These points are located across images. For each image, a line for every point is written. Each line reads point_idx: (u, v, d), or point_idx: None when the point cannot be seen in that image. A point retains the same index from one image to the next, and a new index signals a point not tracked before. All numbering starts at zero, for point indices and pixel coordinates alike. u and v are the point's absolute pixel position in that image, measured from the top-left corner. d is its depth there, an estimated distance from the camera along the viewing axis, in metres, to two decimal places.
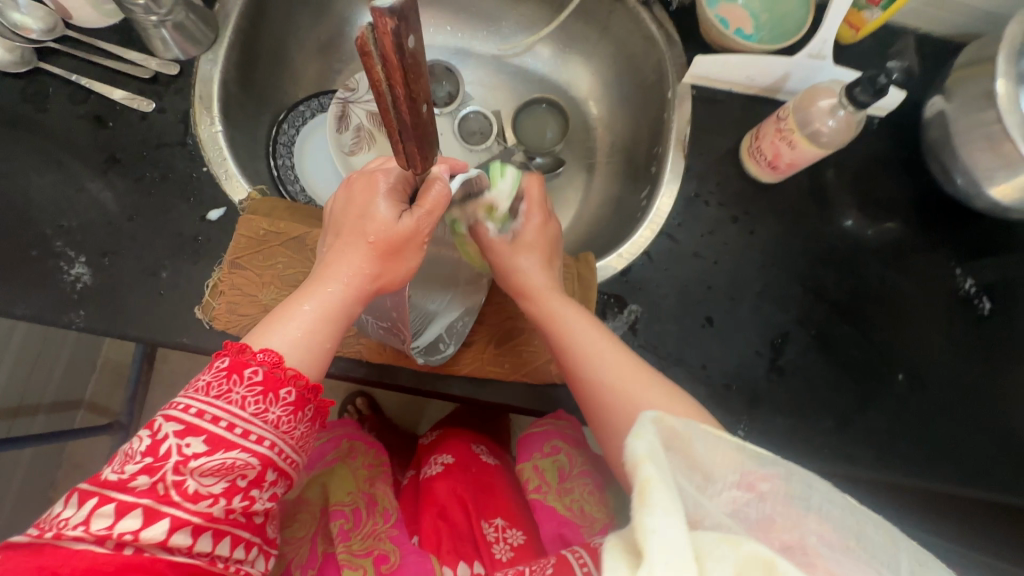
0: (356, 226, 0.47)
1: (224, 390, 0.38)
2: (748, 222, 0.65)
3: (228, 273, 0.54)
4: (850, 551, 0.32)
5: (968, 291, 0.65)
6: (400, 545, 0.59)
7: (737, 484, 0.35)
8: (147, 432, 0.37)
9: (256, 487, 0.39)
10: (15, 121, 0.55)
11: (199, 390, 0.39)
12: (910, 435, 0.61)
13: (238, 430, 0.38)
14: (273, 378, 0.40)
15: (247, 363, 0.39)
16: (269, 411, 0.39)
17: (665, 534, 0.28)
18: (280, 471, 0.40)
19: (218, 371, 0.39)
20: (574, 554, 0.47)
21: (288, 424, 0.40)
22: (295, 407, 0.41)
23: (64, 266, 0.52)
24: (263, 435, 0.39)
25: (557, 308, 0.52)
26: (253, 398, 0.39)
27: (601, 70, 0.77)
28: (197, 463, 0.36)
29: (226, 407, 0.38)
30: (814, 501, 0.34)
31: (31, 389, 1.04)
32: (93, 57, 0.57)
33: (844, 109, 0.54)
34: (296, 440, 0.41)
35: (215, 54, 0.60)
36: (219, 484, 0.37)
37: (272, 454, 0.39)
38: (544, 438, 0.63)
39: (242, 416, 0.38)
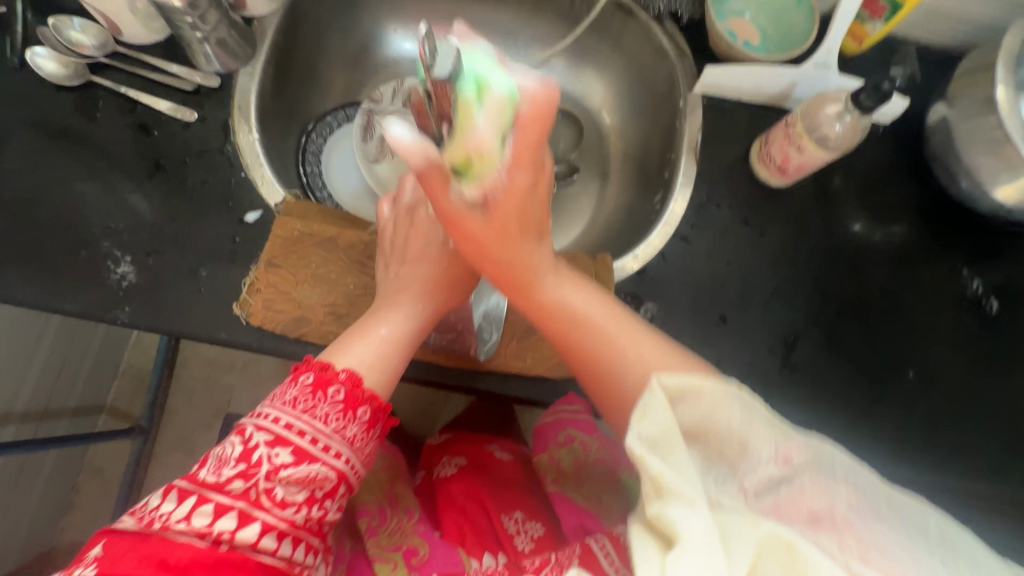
0: (423, 256, 0.57)
1: (311, 405, 0.44)
2: (759, 224, 0.67)
3: (264, 272, 0.56)
4: (880, 510, 0.35)
5: (976, 291, 0.67)
6: (427, 539, 0.61)
7: (773, 461, 0.37)
8: (239, 440, 0.43)
9: (329, 499, 0.44)
10: (67, 131, 0.59)
11: (287, 403, 0.44)
12: (923, 432, 0.62)
13: (321, 444, 0.43)
14: (352, 397, 0.46)
15: (331, 382, 0.45)
16: (348, 428, 0.45)
17: (687, 518, 0.31)
18: (349, 485, 0.45)
19: (305, 389, 0.45)
20: (597, 543, 0.49)
21: (361, 441, 0.46)
22: (369, 425, 0.46)
23: (111, 265, 0.55)
24: (342, 450, 0.44)
25: (556, 292, 0.48)
26: (335, 415, 0.44)
27: (614, 82, 0.80)
28: (284, 473, 0.41)
29: (312, 421, 0.43)
30: (843, 469, 0.37)
31: (57, 393, 1.07)
32: (140, 71, 0.61)
33: (851, 115, 0.57)
34: (365, 457, 0.46)
35: (252, 67, 0.63)
36: (301, 493, 0.42)
37: (346, 469, 0.44)
38: (559, 427, 0.65)
39: (326, 431, 0.44)
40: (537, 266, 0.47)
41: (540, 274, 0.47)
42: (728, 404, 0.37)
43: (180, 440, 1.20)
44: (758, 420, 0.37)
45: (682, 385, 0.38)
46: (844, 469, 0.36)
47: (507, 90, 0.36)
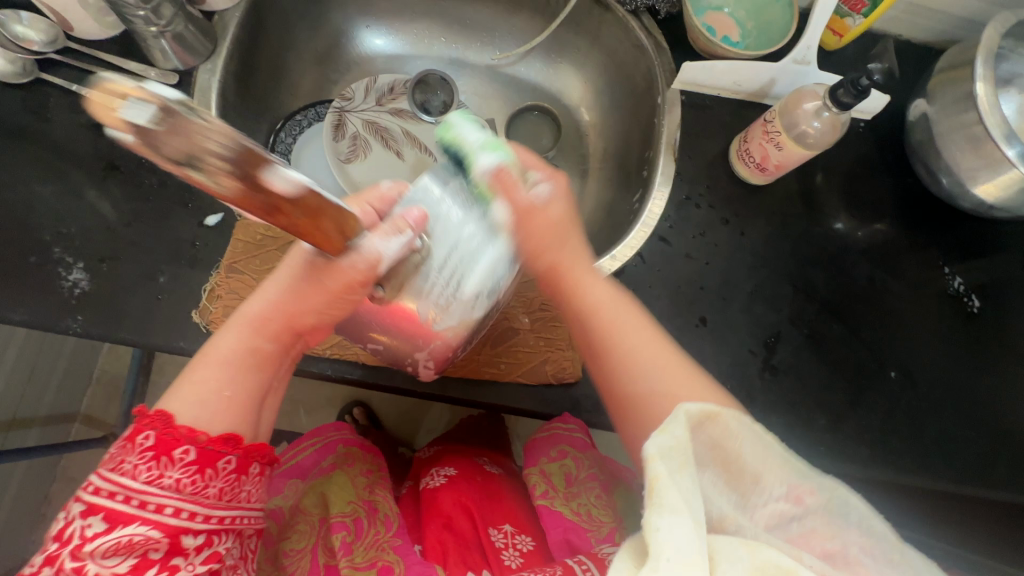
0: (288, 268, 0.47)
1: (118, 462, 0.37)
2: (739, 223, 0.66)
3: (224, 278, 0.54)
4: (894, 564, 0.36)
5: (957, 289, 0.66)
6: (404, 556, 0.58)
7: (784, 499, 0.37)
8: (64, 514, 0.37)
9: (177, 556, 0.37)
10: (16, 131, 0.56)
11: (103, 464, 0.38)
12: (906, 432, 0.61)
13: (135, 502, 0.36)
14: (165, 440, 0.38)
15: (139, 430, 0.38)
16: (165, 476, 0.37)
17: (670, 530, 0.32)
18: (202, 533, 0.38)
19: (121, 442, 0.39)
20: (578, 563, 0.52)
21: (195, 484, 0.38)
22: (199, 465, 0.38)
23: (63, 271, 0.53)
24: (163, 503, 0.37)
25: (599, 296, 0.50)
26: (144, 466, 0.37)
27: (591, 78, 0.79)
28: (94, 545, 0.36)
29: (117, 479, 0.36)
30: (857, 516, 0.37)
31: (25, 402, 1.03)
32: (93, 68, 0.58)
33: (829, 111, 0.56)
34: (216, 498, 0.39)
35: (213, 64, 0.61)
36: (125, 563, 0.36)
37: (180, 522, 0.37)
38: (552, 443, 0.64)
39: (135, 487, 0.36)
40: (582, 262, 0.52)
41: (583, 275, 0.51)
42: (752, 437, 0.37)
43: None
44: (772, 455, 0.38)
45: (703, 410, 0.37)
46: (859, 514, 0.37)
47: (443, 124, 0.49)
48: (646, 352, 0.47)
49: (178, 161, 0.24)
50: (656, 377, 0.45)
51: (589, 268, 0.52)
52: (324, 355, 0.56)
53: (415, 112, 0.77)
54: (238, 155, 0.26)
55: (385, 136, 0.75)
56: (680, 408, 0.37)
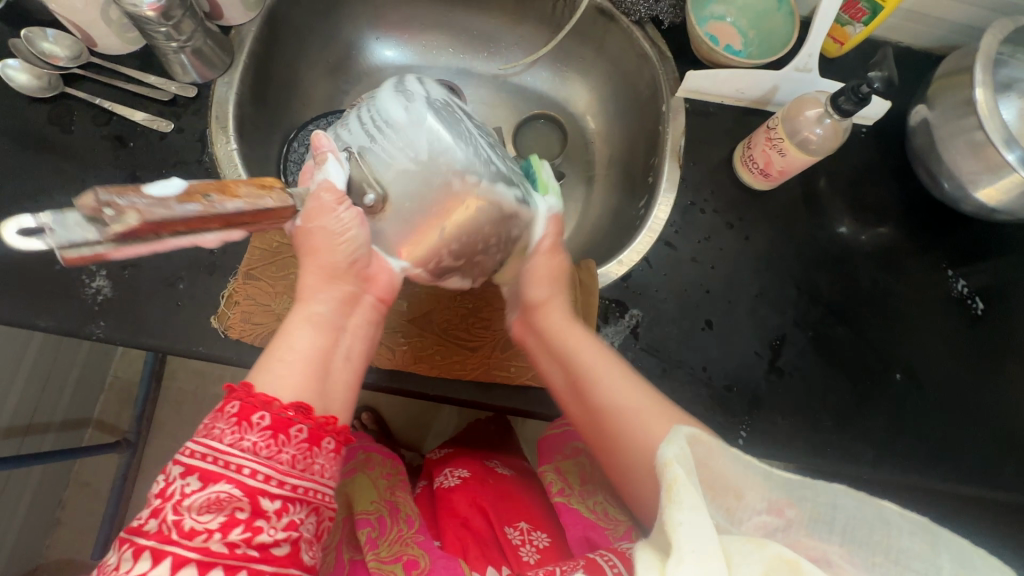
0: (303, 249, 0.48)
1: (207, 427, 0.39)
2: (743, 227, 0.67)
3: (242, 284, 0.56)
4: (875, 566, 0.36)
5: (961, 291, 0.67)
6: (428, 550, 0.59)
7: (766, 511, 0.38)
8: (160, 477, 0.38)
9: (261, 518, 0.37)
10: (41, 143, 0.58)
11: (194, 430, 0.40)
12: (912, 433, 0.62)
13: (222, 460, 0.37)
14: (246, 406, 0.40)
15: (226, 399, 0.40)
16: (245, 438, 0.38)
17: (691, 524, 0.33)
18: (282, 498, 0.38)
19: (210, 414, 0.41)
20: (604, 558, 0.49)
21: (270, 448, 0.39)
22: (275, 429, 0.39)
23: (86, 279, 0.54)
24: (245, 462, 0.38)
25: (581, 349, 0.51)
26: (229, 429, 0.39)
27: (597, 87, 0.80)
28: (189, 500, 0.36)
29: (205, 441, 0.38)
30: (840, 523, 0.37)
31: (41, 408, 1.05)
32: (115, 82, 0.60)
33: (830, 118, 0.57)
34: (290, 464, 0.39)
35: (230, 77, 0.63)
36: (216, 518, 0.36)
37: (261, 483, 0.38)
38: (566, 439, 0.65)
39: (221, 447, 0.38)
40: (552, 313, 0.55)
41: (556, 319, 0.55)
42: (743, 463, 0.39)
43: (168, 453, 1.18)
44: (751, 474, 0.39)
45: (698, 433, 0.39)
46: (845, 521, 0.37)
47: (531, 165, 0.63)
48: (625, 393, 0.47)
49: (96, 231, 0.32)
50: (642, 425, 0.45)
51: (566, 317, 0.55)
52: None
53: None
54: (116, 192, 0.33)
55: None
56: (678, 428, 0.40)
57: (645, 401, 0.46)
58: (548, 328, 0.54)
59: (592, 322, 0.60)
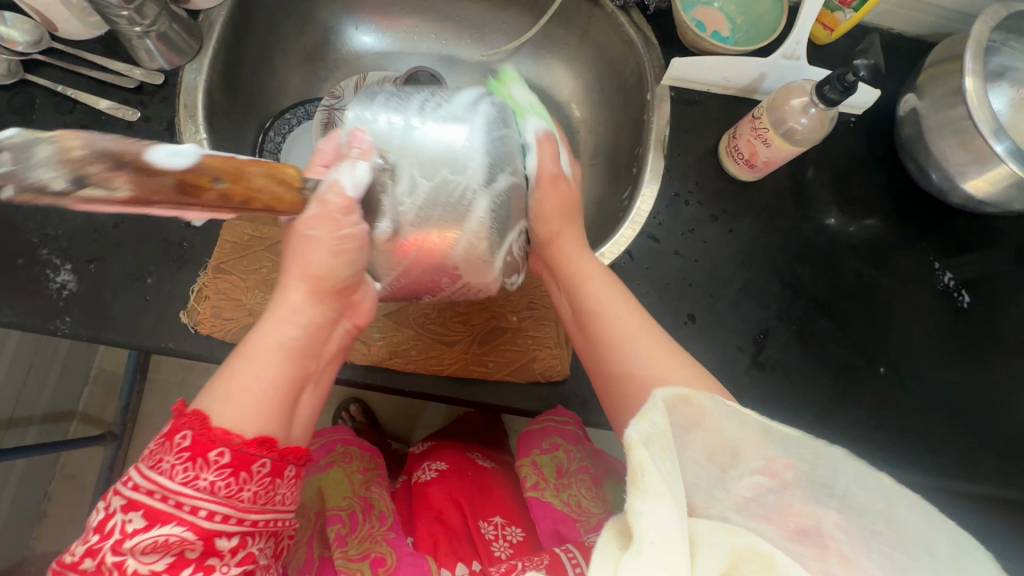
0: (297, 266, 0.45)
1: (156, 460, 0.37)
2: (728, 219, 0.66)
3: (212, 278, 0.55)
4: (875, 534, 0.36)
5: (947, 284, 0.66)
6: (397, 547, 0.58)
7: (760, 472, 0.38)
8: (103, 505, 0.38)
9: (211, 556, 0.38)
10: (2, 132, 0.56)
11: (142, 460, 0.38)
12: (895, 428, 0.62)
13: (172, 501, 0.37)
14: (201, 441, 0.38)
15: (177, 428, 0.38)
16: (201, 478, 0.37)
17: (651, 514, 0.33)
18: (236, 534, 0.38)
19: (161, 438, 0.39)
20: (567, 554, 0.50)
21: (229, 487, 0.38)
22: (234, 467, 0.38)
23: (50, 273, 0.53)
24: (199, 504, 0.37)
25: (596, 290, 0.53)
26: (181, 466, 0.37)
27: (582, 74, 0.78)
28: (133, 542, 0.36)
29: (155, 478, 0.37)
30: (840, 487, 0.37)
31: (22, 401, 1.04)
32: (79, 69, 0.58)
33: (815, 108, 0.56)
34: (250, 501, 0.39)
35: (199, 63, 0.60)
36: (162, 560, 0.37)
37: (213, 524, 0.37)
38: (543, 434, 0.64)
39: (172, 488, 0.36)
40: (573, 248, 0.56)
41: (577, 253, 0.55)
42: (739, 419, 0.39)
43: None
44: (749, 428, 0.39)
45: (676, 394, 0.39)
46: (844, 484, 0.37)
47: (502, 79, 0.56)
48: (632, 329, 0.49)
49: (70, 180, 0.27)
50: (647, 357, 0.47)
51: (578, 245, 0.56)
52: None
53: None
54: (112, 156, 0.29)
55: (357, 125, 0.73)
56: (655, 394, 0.39)
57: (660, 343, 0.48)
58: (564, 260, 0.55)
59: None
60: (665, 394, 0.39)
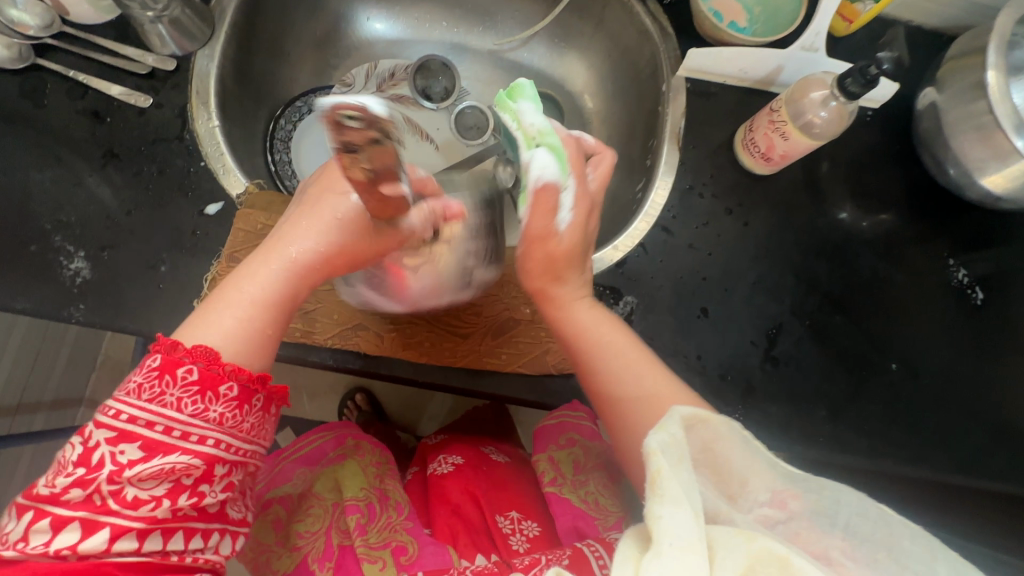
0: (347, 225, 0.49)
1: (157, 394, 0.38)
2: (742, 213, 0.65)
3: (226, 266, 0.54)
4: (878, 563, 0.36)
5: (961, 281, 0.66)
6: (417, 537, 0.60)
7: (769, 503, 0.39)
8: (80, 440, 0.38)
9: (205, 484, 0.39)
10: (12, 117, 0.55)
11: (131, 393, 0.38)
12: (905, 424, 0.62)
13: (176, 432, 0.38)
14: (209, 375, 0.39)
15: (180, 362, 0.39)
16: (210, 409, 0.39)
17: (671, 517, 0.33)
18: (231, 464, 0.40)
19: (149, 373, 0.39)
20: (590, 548, 0.51)
21: (234, 418, 0.40)
22: (240, 401, 0.40)
23: (64, 260, 0.53)
24: (205, 434, 0.39)
25: (607, 332, 0.52)
26: (189, 399, 0.38)
27: (596, 63, 0.77)
28: (132, 471, 0.37)
29: (160, 409, 0.38)
30: (842, 518, 0.37)
31: (31, 386, 1.04)
32: (90, 54, 0.58)
33: (836, 100, 0.55)
34: (248, 432, 0.41)
35: (212, 49, 0.60)
36: (160, 487, 0.37)
37: (217, 452, 0.39)
38: (561, 430, 0.63)
39: (179, 419, 0.38)
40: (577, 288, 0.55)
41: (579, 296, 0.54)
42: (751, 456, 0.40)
43: None
44: (758, 461, 0.40)
45: (694, 413, 0.40)
46: (848, 516, 0.37)
47: (525, 94, 0.51)
48: (643, 379, 0.50)
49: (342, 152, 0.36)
50: (646, 384, 0.49)
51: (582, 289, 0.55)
52: (325, 345, 0.57)
53: (416, 98, 0.77)
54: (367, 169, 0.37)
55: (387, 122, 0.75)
56: (673, 411, 0.39)
57: (664, 387, 0.49)
58: (561, 304, 0.54)
59: None
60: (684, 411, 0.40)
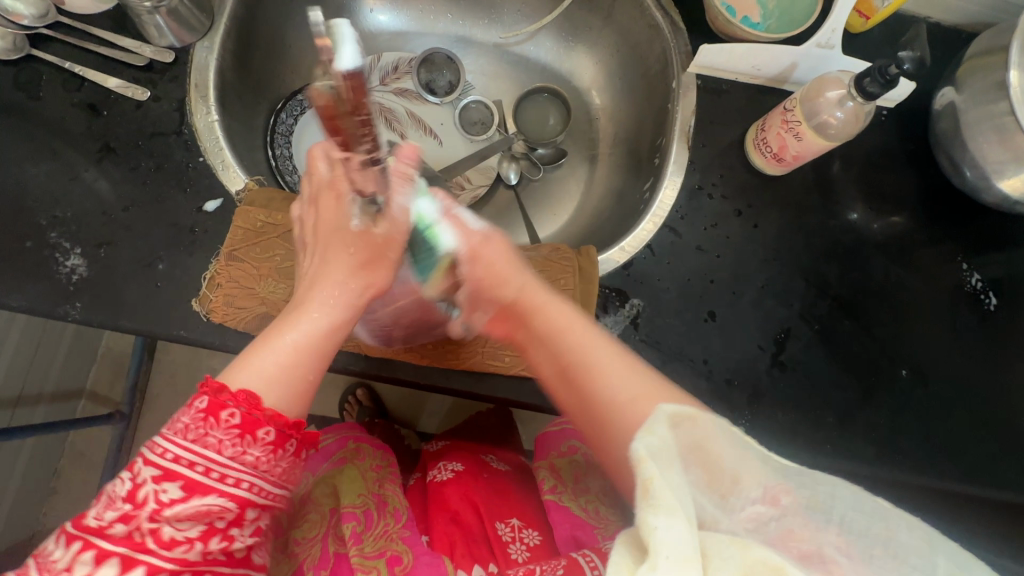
0: (362, 237, 0.46)
1: (200, 435, 0.38)
2: (752, 214, 0.64)
3: (224, 265, 0.53)
4: (875, 558, 0.34)
5: (975, 286, 0.64)
6: (412, 546, 0.58)
7: (760, 500, 0.36)
8: (128, 475, 0.37)
9: (236, 526, 0.39)
10: (8, 110, 0.54)
11: (177, 433, 0.38)
12: (914, 432, 0.60)
13: (215, 474, 0.38)
14: (250, 420, 0.39)
15: (223, 405, 0.38)
16: (248, 453, 0.38)
17: (666, 529, 0.31)
18: (261, 508, 0.40)
19: (195, 415, 0.38)
20: (585, 558, 0.50)
21: (269, 462, 0.39)
22: (276, 445, 0.40)
23: (60, 257, 0.52)
24: (241, 477, 0.38)
25: (571, 330, 0.46)
26: (231, 441, 0.38)
27: (604, 58, 0.76)
28: (172, 510, 0.36)
29: (202, 452, 0.37)
30: (838, 512, 0.35)
31: (31, 379, 1.04)
32: (86, 45, 0.56)
33: (853, 100, 0.53)
34: (279, 476, 0.41)
35: (211, 41, 0.58)
36: (196, 527, 0.37)
37: (250, 495, 0.39)
38: (563, 438, 0.66)
39: (219, 461, 0.38)
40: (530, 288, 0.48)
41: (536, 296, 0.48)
42: (743, 453, 0.38)
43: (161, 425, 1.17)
44: (747, 457, 0.38)
45: (679, 411, 0.39)
46: (843, 511, 0.35)
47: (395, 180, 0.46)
48: (620, 378, 0.44)
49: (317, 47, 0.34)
50: (627, 383, 0.43)
51: (538, 288, 0.49)
52: None
53: (419, 91, 0.76)
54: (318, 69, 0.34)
55: (390, 117, 0.74)
56: (661, 408, 0.39)
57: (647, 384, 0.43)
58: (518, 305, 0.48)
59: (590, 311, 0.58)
60: (667, 408, 0.39)
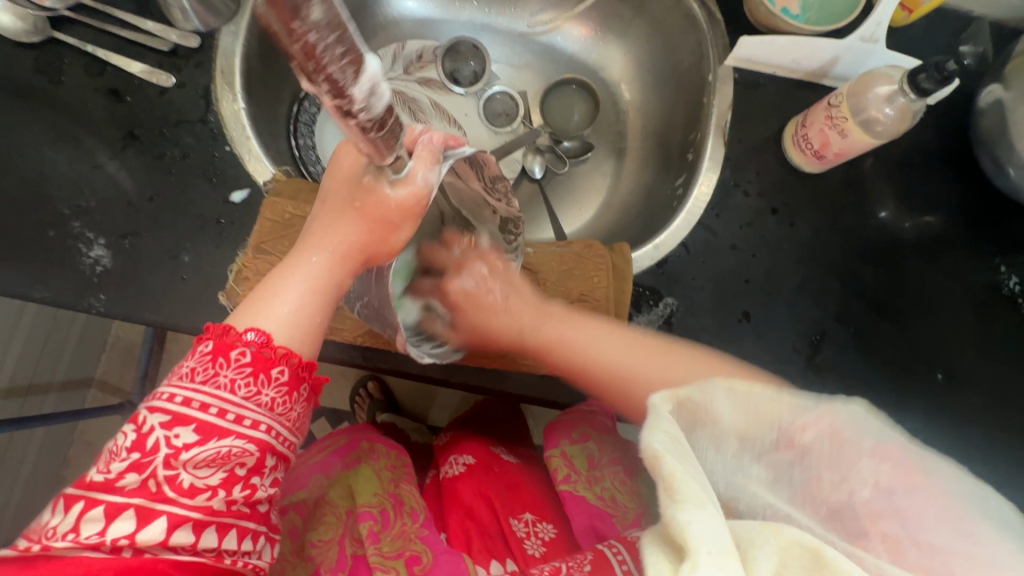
0: (368, 195, 0.44)
1: (210, 374, 0.37)
2: (788, 213, 0.62)
3: (252, 258, 0.52)
4: (913, 491, 0.32)
5: (1013, 289, 0.62)
6: (432, 545, 0.57)
7: (778, 444, 0.35)
8: (132, 427, 0.37)
9: (256, 475, 0.38)
10: (28, 94, 0.52)
11: (183, 377, 0.37)
12: (952, 436, 0.59)
13: (230, 416, 0.37)
14: (262, 358, 0.39)
15: (232, 345, 0.38)
16: (262, 393, 0.38)
17: (699, 524, 0.29)
18: (279, 456, 0.39)
19: (203, 357, 0.38)
20: (612, 550, 0.49)
21: (284, 405, 0.39)
22: (290, 386, 0.39)
23: (83, 248, 0.50)
24: (258, 419, 0.38)
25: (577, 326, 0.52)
26: (243, 381, 0.37)
27: (634, 51, 0.74)
28: (187, 456, 0.36)
29: (214, 392, 0.37)
30: (866, 444, 0.33)
31: (42, 366, 1.03)
32: (109, 28, 0.54)
33: (904, 97, 0.52)
34: (294, 422, 0.40)
35: (236, 26, 0.57)
36: (216, 475, 0.36)
37: (269, 439, 0.38)
38: (574, 425, 0.64)
39: (233, 401, 0.37)
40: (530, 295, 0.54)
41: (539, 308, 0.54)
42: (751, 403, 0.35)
43: None
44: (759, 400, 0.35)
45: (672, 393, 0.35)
46: (872, 444, 0.33)
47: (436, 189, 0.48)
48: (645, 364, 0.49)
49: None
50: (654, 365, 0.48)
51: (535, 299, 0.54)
52: (355, 343, 0.55)
53: (444, 82, 0.74)
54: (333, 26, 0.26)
55: (414, 107, 0.70)
56: (654, 403, 0.34)
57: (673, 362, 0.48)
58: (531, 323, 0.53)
59: (622, 309, 0.57)
60: (658, 396, 0.35)
